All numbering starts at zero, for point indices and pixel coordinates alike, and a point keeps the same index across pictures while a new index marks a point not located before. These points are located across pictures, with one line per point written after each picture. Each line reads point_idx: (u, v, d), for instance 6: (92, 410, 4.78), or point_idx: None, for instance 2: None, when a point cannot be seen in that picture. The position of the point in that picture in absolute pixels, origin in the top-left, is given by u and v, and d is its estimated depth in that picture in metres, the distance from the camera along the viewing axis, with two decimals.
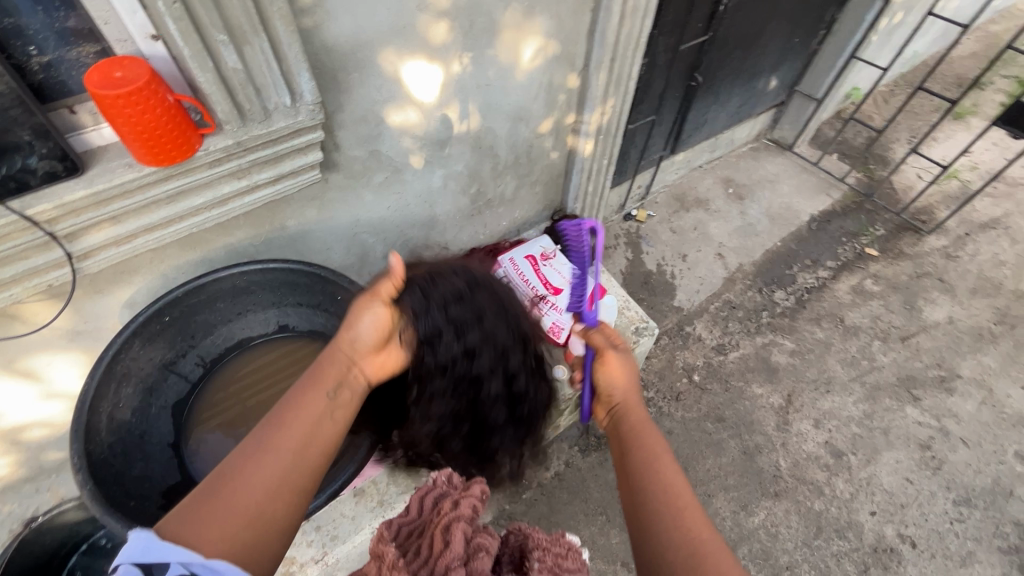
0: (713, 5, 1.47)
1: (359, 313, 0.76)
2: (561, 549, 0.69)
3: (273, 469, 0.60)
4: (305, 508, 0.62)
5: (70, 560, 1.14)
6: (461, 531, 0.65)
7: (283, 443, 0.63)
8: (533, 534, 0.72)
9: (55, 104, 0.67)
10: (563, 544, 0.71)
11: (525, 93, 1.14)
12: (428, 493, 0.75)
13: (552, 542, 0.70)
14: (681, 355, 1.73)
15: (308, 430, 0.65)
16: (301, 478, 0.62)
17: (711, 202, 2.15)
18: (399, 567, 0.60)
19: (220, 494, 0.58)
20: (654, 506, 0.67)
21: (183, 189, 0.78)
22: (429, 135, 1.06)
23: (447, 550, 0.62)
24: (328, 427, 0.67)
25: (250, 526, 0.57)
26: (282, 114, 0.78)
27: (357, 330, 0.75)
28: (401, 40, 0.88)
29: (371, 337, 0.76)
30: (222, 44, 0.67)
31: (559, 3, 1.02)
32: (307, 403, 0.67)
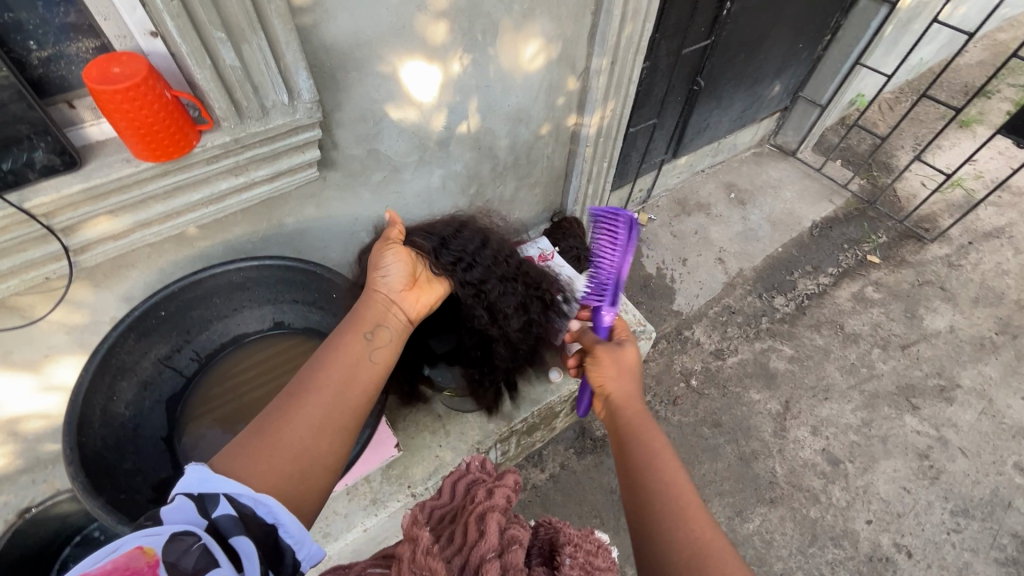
0: (716, 9, 1.47)
1: (385, 259, 0.77)
2: (590, 546, 0.66)
3: (316, 406, 0.60)
4: (349, 442, 0.62)
5: (62, 553, 1.10)
6: (495, 521, 0.65)
7: (322, 384, 0.62)
8: (562, 527, 0.70)
9: (54, 99, 0.68)
10: (593, 540, 0.68)
11: (525, 95, 1.15)
12: (463, 480, 0.76)
13: (583, 538, 0.68)
14: (679, 360, 1.72)
15: (346, 368, 0.65)
16: (343, 416, 0.62)
17: (713, 207, 2.14)
18: (434, 553, 0.60)
19: (265, 431, 0.57)
20: (665, 524, 0.62)
21: (180, 184, 0.78)
22: (428, 135, 1.07)
23: (482, 541, 0.62)
24: (365, 371, 0.66)
25: (297, 463, 0.57)
26: (280, 112, 0.79)
27: (384, 276, 0.76)
28: (400, 40, 0.88)
29: (400, 277, 0.76)
30: (220, 41, 0.67)
31: (559, 5, 1.02)
32: (344, 345, 0.67)
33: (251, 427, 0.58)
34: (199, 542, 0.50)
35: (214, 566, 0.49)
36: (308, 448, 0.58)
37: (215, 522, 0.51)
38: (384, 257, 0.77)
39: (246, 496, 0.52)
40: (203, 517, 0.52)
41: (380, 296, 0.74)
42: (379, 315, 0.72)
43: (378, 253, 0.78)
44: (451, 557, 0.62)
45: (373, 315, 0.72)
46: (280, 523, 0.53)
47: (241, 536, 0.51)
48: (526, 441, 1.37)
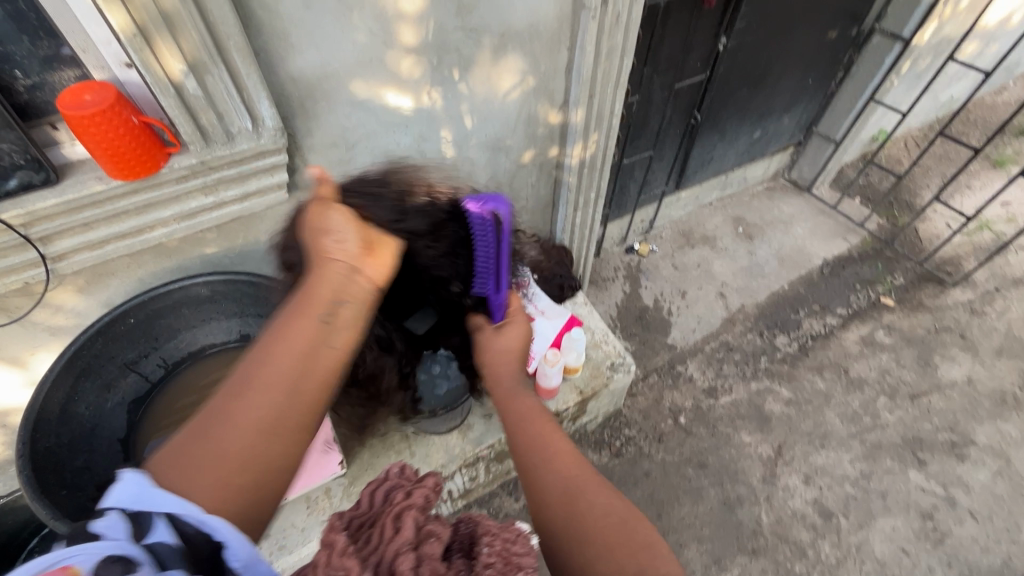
0: (711, 45, 1.48)
1: (339, 220, 0.61)
2: (513, 533, 0.59)
3: (261, 408, 0.51)
4: (305, 438, 0.55)
5: (30, 544, 1.15)
6: (411, 517, 0.57)
7: (266, 380, 0.52)
8: (484, 521, 0.60)
9: (38, 121, 0.76)
10: (514, 530, 0.60)
11: (502, 125, 1.18)
12: (383, 486, 0.64)
13: (504, 528, 0.60)
14: (669, 395, 1.68)
15: (296, 356, 0.54)
16: (295, 415, 0.53)
17: (718, 240, 2.11)
18: (348, 553, 0.53)
19: (202, 441, 0.49)
20: (549, 498, 0.69)
21: (150, 202, 0.84)
22: (403, 161, 1.11)
23: (396, 536, 0.55)
24: (320, 359, 0.55)
25: (244, 474, 0.50)
26: (246, 137, 0.84)
27: (333, 241, 0.60)
28: (369, 72, 0.93)
29: (355, 239, 0.61)
30: (183, 74, 0.73)
31: (532, 41, 1.05)
32: (290, 328, 0.55)
33: (186, 436, 0.50)
34: (133, 574, 0.43)
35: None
36: (256, 456, 0.50)
37: (151, 548, 0.45)
38: (334, 218, 0.61)
39: (193, 516, 0.47)
40: (135, 543, 0.45)
41: (330, 264, 0.59)
42: (335, 288, 0.58)
43: (324, 209, 0.63)
44: (365, 559, 0.53)
45: (327, 288, 0.57)
46: (230, 546, 0.48)
47: (179, 568, 0.45)
48: (497, 467, 1.35)
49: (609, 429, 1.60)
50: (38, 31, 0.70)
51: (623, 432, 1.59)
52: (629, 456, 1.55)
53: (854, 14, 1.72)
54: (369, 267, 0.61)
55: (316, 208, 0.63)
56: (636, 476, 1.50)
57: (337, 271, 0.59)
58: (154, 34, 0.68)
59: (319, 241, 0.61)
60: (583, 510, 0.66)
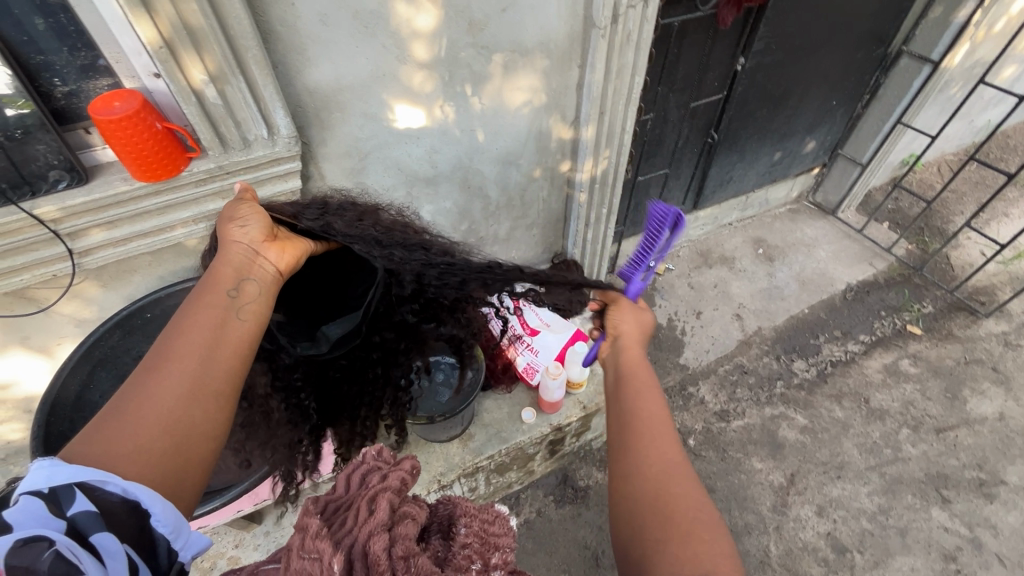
0: (729, 65, 1.48)
1: (246, 214, 0.67)
2: (490, 515, 0.68)
3: (179, 373, 0.53)
4: (230, 406, 0.56)
5: None
6: (387, 499, 0.61)
7: (185, 350, 0.55)
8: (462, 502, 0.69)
9: (73, 126, 0.82)
10: (492, 511, 0.69)
11: (513, 139, 1.20)
12: (359, 467, 0.68)
13: (481, 509, 0.69)
14: (679, 417, 1.65)
15: (211, 326, 0.57)
16: (213, 379, 0.54)
17: (737, 261, 2.07)
18: (324, 536, 0.55)
19: (117, 412, 0.50)
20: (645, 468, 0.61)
21: (171, 203, 0.89)
22: (414, 172, 1.14)
23: (371, 517, 0.58)
24: (233, 328, 0.58)
25: (165, 436, 0.50)
26: (261, 144, 0.88)
27: (239, 233, 0.65)
28: (382, 86, 0.96)
29: (259, 228, 0.66)
30: (204, 83, 0.78)
31: (543, 58, 1.08)
32: (200, 306, 0.58)
33: (104, 416, 0.51)
34: (54, 548, 0.42)
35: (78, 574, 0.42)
36: (176, 419, 0.51)
37: (73, 520, 0.44)
38: (241, 213, 0.68)
39: (115, 485, 0.46)
40: (57, 518, 0.44)
41: (239, 251, 0.64)
42: (240, 268, 0.62)
43: (237, 208, 0.68)
44: (338, 541, 0.57)
45: (231, 270, 0.62)
46: (151, 511, 0.47)
47: (105, 534, 0.45)
48: (497, 479, 1.35)
49: None
50: (77, 43, 0.75)
51: None
52: None
53: (880, 36, 1.70)
54: (272, 253, 0.66)
55: (228, 208, 0.69)
56: None
57: (242, 254, 0.64)
58: (179, 45, 0.72)
59: (231, 233, 0.65)
60: (677, 503, 0.57)
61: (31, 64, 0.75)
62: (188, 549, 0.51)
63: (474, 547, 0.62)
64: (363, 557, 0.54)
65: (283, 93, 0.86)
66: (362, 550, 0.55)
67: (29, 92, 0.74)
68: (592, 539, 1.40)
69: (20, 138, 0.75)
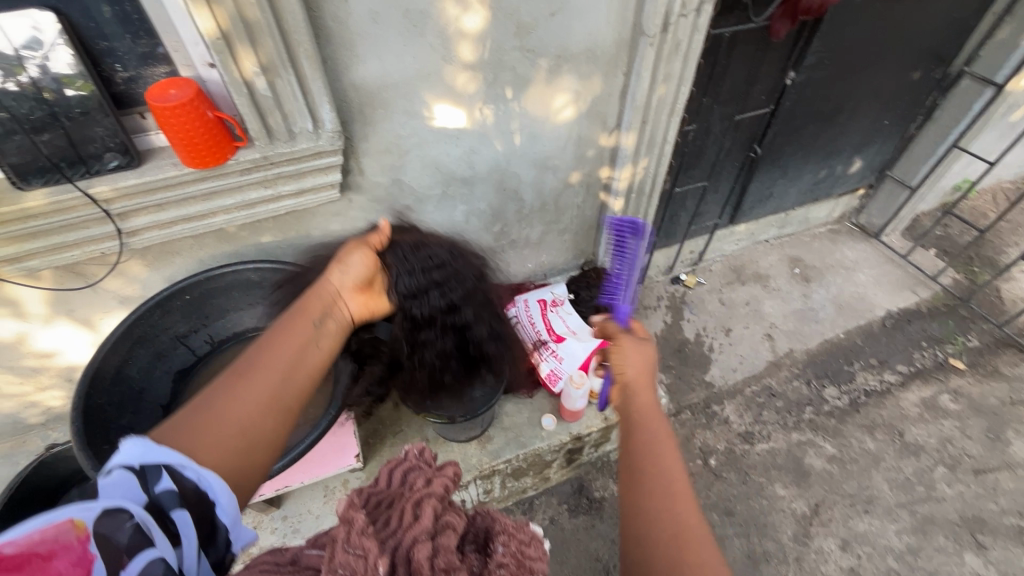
0: (778, 78, 1.44)
1: (350, 254, 0.82)
2: (526, 537, 0.66)
3: (262, 387, 0.62)
4: (292, 425, 0.64)
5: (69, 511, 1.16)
6: (431, 508, 0.62)
7: (269, 368, 0.64)
8: (501, 518, 0.68)
9: (129, 110, 0.85)
10: (528, 532, 0.68)
11: (552, 144, 1.19)
12: (397, 469, 0.69)
13: (518, 528, 0.67)
14: (701, 435, 1.61)
15: (292, 349, 0.67)
16: (286, 398, 0.63)
17: (771, 280, 2.02)
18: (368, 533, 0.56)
19: (202, 410, 0.59)
20: (656, 512, 0.65)
21: (216, 190, 0.91)
22: (452, 172, 1.15)
23: (416, 524, 0.59)
24: (310, 357, 0.68)
25: (237, 440, 0.58)
26: (306, 137, 0.90)
27: (351, 268, 0.81)
28: (427, 85, 0.97)
29: (355, 275, 0.80)
30: (256, 75, 0.79)
31: (589, 64, 1.07)
32: (290, 329, 0.69)
33: (187, 413, 0.59)
34: (133, 519, 0.51)
35: (151, 546, 0.51)
36: (246, 428, 0.59)
37: (155, 497, 0.53)
38: (347, 258, 0.81)
39: (191, 470, 0.54)
40: (142, 493, 0.53)
41: (341, 284, 0.79)
42: (335, 297, 0.77)
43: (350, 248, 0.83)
44: (382, 540, 0.58)
45: (324, 303, 0.75)
46: (218, 502, 0.55)
47: (180, 511, 0.53)
48: (513, 484, 1.34)
49: None
50: (139, 31, 0.78)
51: None
52: None
53: (940, 56, 1.63)
54: (376, 292, 0.85)
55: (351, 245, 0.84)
56: None
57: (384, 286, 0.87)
58: (235, 38, 0.74)
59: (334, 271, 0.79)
60: (691, 550, 0.61)
61: (95, 49, 0.78)
62: (238, 541, 0.59)
63: (512, 567, 0.61)
64: (405, 562, 0.56)
65: (331, 88, 0.87)
66: (405, 555, 0.57)
67: (91, 76, 0.77)
68: (604, 551, 1.39)
69: (81, 120, 0.78)
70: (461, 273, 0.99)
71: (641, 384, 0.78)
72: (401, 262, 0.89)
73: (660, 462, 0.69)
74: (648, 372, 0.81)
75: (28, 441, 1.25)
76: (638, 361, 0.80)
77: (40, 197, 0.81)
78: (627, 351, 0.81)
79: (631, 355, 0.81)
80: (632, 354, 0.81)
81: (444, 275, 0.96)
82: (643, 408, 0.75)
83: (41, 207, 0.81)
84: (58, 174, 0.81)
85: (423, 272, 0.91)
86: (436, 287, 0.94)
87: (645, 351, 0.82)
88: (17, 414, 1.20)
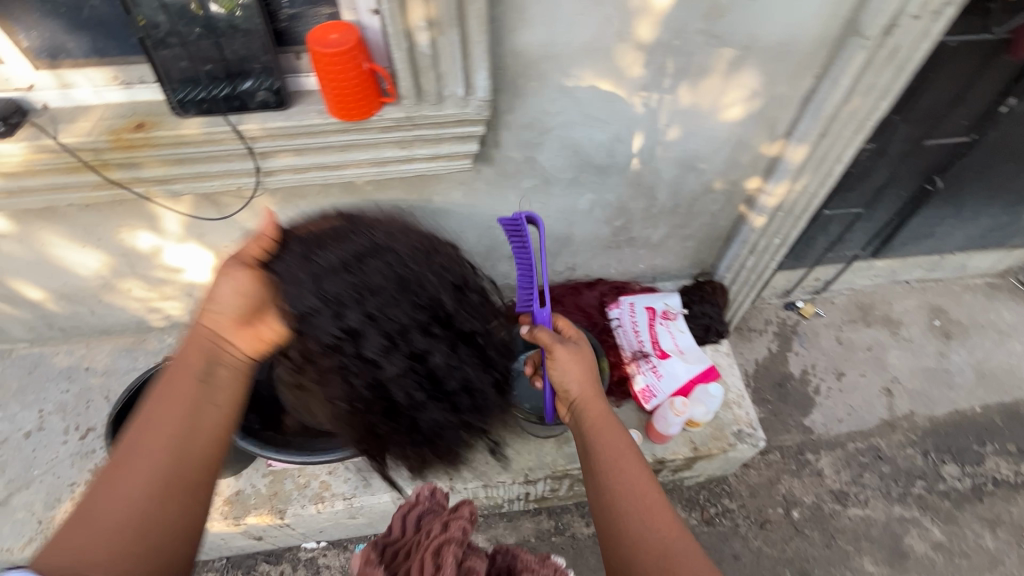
0: (993, 103, 1.19)
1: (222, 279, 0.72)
2: (548, 568, 0.83)
3: (146, 467, 0.62)
4: (202, 495, 0.65)
5: None
6: (452, 555, 0.78)
7: (153, 439, 0.64)
8: (520, 554, 0.85)
9: (286, 48, 0.82)
10: (549, 565, 0.84)
11: (705, 144, 1.06)
12: (414, 509, 0.91)
13: (539, 563, 0.83)
14: (788, 482, 1.48)
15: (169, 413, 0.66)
16: (175, 471, 0.64)
17: (903, 327, 1.77)
18: None
19: (87, 515, 0.60)
20: (623, 482, 0.79)
21: (353, 142, 0.87)
22: (590, 158, 1.05)
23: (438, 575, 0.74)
24: (206, 419, 0.68)
25: (138, 529, 0.59)
26: (454, 104, 0.84)
27: (218, 294, 0.72)
28: (589, 61, 0.87)
29: (233, 310, 0.72)
30: (420, 30, 0.73)
31: (778, 60, 0.91)
32: (169, 392, 0.67)
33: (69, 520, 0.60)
34: None
35: None
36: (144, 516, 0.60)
37: None
38: (218, 289, 0.73)
39: None
40: None
41: (225, 313, 0.72)
42: (215, 333, 0.72)
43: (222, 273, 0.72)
44: None
45: (201, 345, 0.72)
46: None
47: None
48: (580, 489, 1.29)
49: (707, 491, 1.45)
50: None
51: (722, 500, 1.44)
52: (721, 529, 1.40)
53: None
54: (265, 317, 0.75)
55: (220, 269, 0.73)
56: (722, 554, 1.36)
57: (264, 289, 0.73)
58: None
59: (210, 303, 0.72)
60: (675, 562, 0.70)
61: None
62: None
63: None
64: None
65: (491, 53, 0.79)
66: None
67: (259, 9, 0.74)
68: None
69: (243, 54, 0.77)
70: (388, 279, 0.73)
71: (586, 386, 0.89)
72: (286, 270, 0.71)
73: (617, 450, 0.83)
74: (591, 376, 0.91)
75: (147, 341, 1.36)
76: (581, 366, 0.90)
77: (196, 125, 0.82)
78: (569, 360, 0.89)
79: (573, 362, 0.89)
80: (572, 359, 0.90)
81: (355, 278, 0.71)
82: (598, 415, 0.87)
83: (195, 136, 0.82)
84: (214, 104, 0.81)
85: (316, 281, 0.70)
86: (339, 300, 0.71)
87: (581, 353, 0.92)
88: (142, 315, 1.30)
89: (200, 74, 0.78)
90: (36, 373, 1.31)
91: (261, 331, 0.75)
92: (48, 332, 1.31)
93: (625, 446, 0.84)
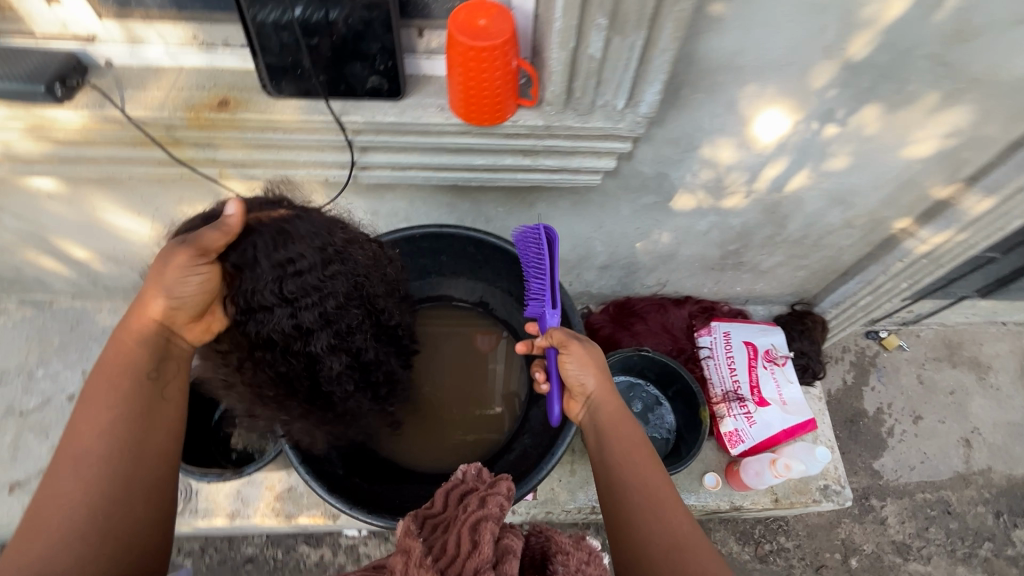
0: None
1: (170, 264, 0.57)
2: (586, 553, 0.64)
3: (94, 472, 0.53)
4: (161, 504, 0.56)
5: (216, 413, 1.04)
6: (489, 531, 0.61)
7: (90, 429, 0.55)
8: (558, 537, 0.69)
9: (408, 23, 0.66)
10: (587, 548, 0.65)
11: (868, 179, 0.89)
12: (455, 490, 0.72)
13: (576, 546, 0.66)
14: (849, 527, 1.41)
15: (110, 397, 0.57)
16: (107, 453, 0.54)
17: (993, 373, 1.63)
18: (424, 564, 0.57)
19: (31, 532, 0.51)
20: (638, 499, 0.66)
21: (471, 146, 0.72)
22: (729, 180, 0.88)
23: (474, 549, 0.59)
24: (157, 420, 0.58)
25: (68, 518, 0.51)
26: (605, 116, 0.67)
27: (177, 291, 0.58)
28: (776, 77, 0.69)
29: (191, 296, 0.60)
30: (597, 29, 0.56)
31: (1005, 97, 0.73)
32: (111, 387, 0.57)
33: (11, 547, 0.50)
34: None
35: None
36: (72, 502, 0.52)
37: None
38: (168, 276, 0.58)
39: None
40: None
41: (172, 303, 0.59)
42: (160, 318, 0.60)
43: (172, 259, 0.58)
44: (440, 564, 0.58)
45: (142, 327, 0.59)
46: None
47: None
48: None
49: (764, 527, 1.38)
50: None
51: (778, 538, 1.38)
52: (774, 568, 1.35)
53: None
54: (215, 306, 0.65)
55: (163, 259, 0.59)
56: None
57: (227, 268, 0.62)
58: None
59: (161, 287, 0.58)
60: None
61: None
62: None
63: None
64: None
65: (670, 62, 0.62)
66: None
67: None
68: None
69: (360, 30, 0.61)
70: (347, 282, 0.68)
71: (601, 389, 0.75)
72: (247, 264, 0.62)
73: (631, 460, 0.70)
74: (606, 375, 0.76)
75: None
76: (595, 365, 0.75)
77: (291, 109, 0.67)
78: (580, 360, 0.75)
79: (587, 359, 0.75)
80: (585, 356, 0.76)
81: (320, 283, 0.65)
82: (612, 416, 0.73)
83: (289, 122, 0.67)
84: (314, 85, 0.65)
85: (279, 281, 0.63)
86: (297, 301, 0.65)
87: (593, 350, 0.77)
88: None
89: (303, 47, 0.62)
90: (78, 330, 1.23)
91: (210, 320, 0.65)
92: (91, 288, 1.21)
93: (639, 452, 0.71)
